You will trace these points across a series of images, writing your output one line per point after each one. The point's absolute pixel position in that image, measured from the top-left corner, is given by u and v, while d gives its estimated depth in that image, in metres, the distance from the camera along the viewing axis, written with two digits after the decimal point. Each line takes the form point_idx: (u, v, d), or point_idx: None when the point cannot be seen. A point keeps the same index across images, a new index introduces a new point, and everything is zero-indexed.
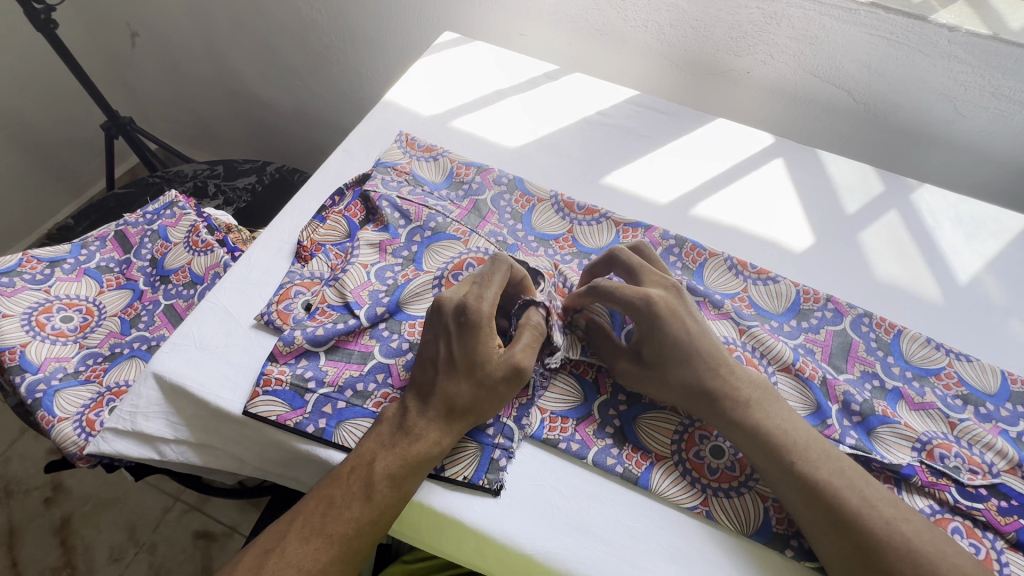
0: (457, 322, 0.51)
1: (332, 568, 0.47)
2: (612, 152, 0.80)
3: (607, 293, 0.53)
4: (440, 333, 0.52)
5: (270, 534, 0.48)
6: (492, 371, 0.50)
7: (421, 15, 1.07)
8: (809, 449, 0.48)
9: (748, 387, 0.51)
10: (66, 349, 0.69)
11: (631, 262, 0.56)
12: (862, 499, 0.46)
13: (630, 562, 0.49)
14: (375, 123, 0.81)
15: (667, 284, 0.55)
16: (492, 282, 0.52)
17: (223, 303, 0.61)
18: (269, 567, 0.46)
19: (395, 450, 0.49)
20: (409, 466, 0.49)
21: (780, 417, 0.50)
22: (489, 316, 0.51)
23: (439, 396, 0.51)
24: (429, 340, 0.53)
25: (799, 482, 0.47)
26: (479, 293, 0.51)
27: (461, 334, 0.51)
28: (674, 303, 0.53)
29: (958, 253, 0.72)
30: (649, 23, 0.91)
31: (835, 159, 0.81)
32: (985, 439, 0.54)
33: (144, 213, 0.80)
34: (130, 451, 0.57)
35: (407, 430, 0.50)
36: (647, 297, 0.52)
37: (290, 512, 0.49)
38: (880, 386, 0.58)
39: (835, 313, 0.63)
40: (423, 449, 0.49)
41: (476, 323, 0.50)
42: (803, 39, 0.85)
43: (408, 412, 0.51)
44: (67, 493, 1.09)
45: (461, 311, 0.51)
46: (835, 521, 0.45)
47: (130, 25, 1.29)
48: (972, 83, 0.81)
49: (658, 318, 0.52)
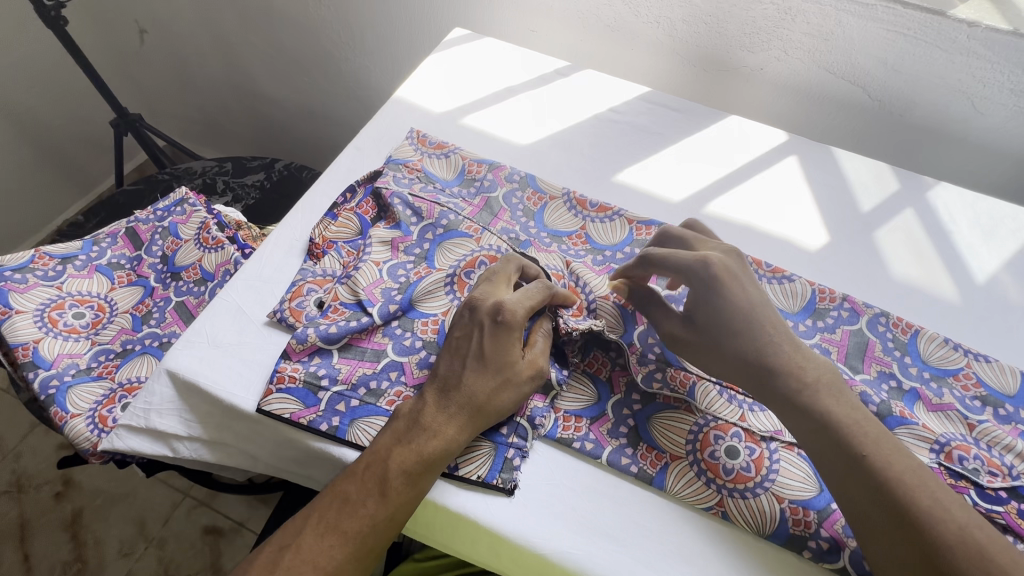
0: (493, 321, 0.51)
1: (347, 565, 0.47)
2: (623, 150, 0.80)
3: (660, 261, 0.55)
4: (473, 329, 0.52)
5: (285, 530, 0.48)
6: (516, 369, 0.51)
7: (430, 12, 1.06)
8: (879, 442, 0.47)
9: (818, 370, 0.51)
10: (78, 345, 0.69)
11: (683, 235, 0.59)
12: (933, 501, 0.44)
13: (645, 563, 0.49)
14: (385, 120, 0.81)
15: (725, 249, 0.57)
16: (532, 295, 0.53)
17: (236, 300, 0.61)
18: (284, 564, 0.46)
19: (410, 446, 0.49)
20: (424, 463, 0.48)
21: (846, 404, 0.49)
22: (521, 323, 0.51)
23: (460, 392, 0.50)
24: (456, 333, 0.53)
25: (869, 478, 0.45)
26: (517, 298, 0.52)
27: (496, 332, 0.51)
28: (732, 266, 0.54)
29: (975, 252, 0.71)
30: (661, 19, 0.91)
31: (849, 157, 0.80)
32: (1004, 441, 0.53)
33: (155, 209, 0.80)
34: (144, 447, 0.57)
35: (423, 426, 0.49)
36: (706, 261, 0.54)
37: (304, 509, 0.49)
38: (897, 387, 0.58)
39: (851, 313, 0.63)
40: (438, 446, 0.49)
41: (511, 325, 0.51)
42: (817, 35, 0.83)
43: (425, 408, 0.50)
44: (78, 489, 1.09)
45: (498, 311, 0.51)
46: (905, 521, 0.43)
47: (139, 22, 1.29)
48: (990, 79, 0.80)
49: (716, 279, 0.53)
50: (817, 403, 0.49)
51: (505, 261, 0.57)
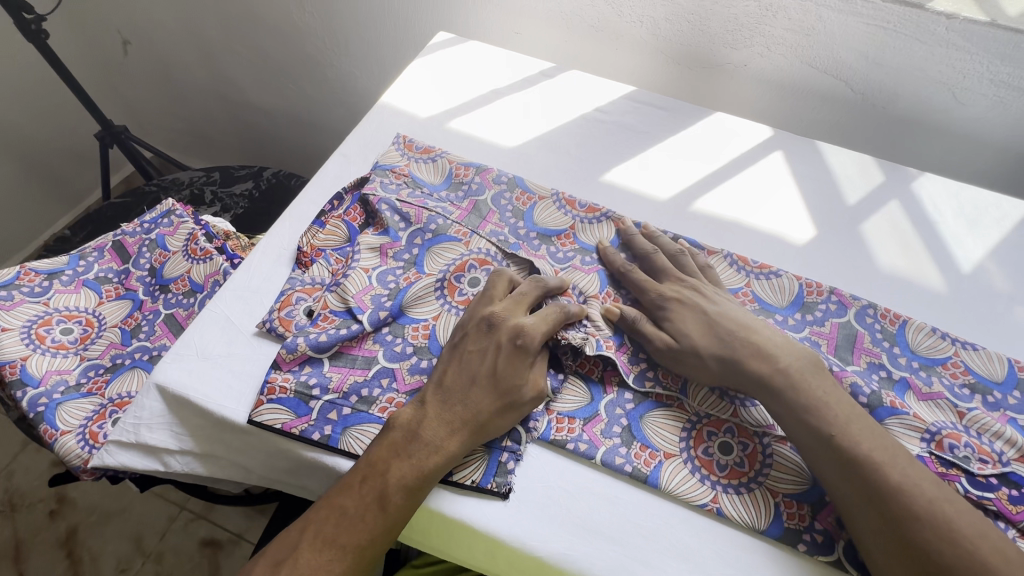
0: (512, 344, 0.53)
1: None
2: (610, 150, 0.80)
3: (625, 279, 0.63)
4: (489, 347, 0.53)
5: (280, 545, 0.48)
6: (521, 394, 0.51)
7: (414, 15, 1.06)
8: (850, 424, 0.49)
9: (790, 359, 0.52)
10: (67, 361, 0.68)
11: (655, 263, 0.64)
12: (903, 477, 0.46)
13: (642, 561, 0.49)
14: (371, 126, 0.80)
15: (683, 283, 0.61)
16: (548, 318, 0.54)
17: (225, 311, 0.61)
18: None
19: (411, 460, 0.49)
20: (424, 477, 0.49)
21: (820, 391, 0.51)
22: (538, 348, 0.53)
23: (463, 408, 0.51)
24: (467, 345, 0.54)
25: (841, 457, 0.48)
26: (535, 322, 0.54)
27: (514, 355, 0.52)
28: (685, 296, 0.59)
29: (961, 241, 0.72)
30: (644, 18, 0.91)
31: (834, 151, 0.81)
32: (994, 428, 0.54)
33: (142, 222, 0.80)
34: (135, 462, 0.57)
35: (424, 440, 0.49)
36: (659, 295, 0.60)
37: (300, 523, 0.48)
38: (887, 377, 0.58)
39: (839, 306, 0.63)
40: (438, 461, 0.49)
41: (529, 348, 0.52)
42: (799, 30, 0.84)
43: (425, 421, 0.50)
44: (72, 505, 1.08)
45: (518, 335, 0.53)
46: (875, 497, 0.46)
47: (122, 34, 1.29)
48: (971, 70, 0.80)
49: (667, 307, 0.59)
50: (792, 389, 0.51)
51: (496, 276, 0.58)
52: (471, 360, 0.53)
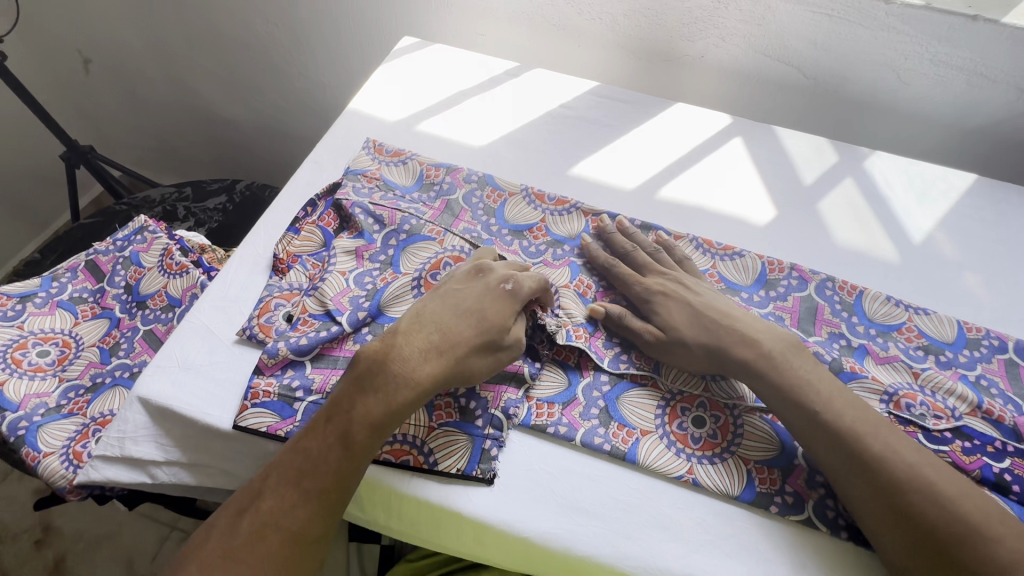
0: (500, 287, 0.55)
1: (310, 522, 0.48)
2: (577, 144, 0.82)
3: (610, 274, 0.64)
4: (478, 288, 0.56)
5: (244, 493, 0.49)
6: (500, 337, 0.54)
7: (379, 21, 1.07)
8: (809, 389, 0.52)
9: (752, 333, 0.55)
10: (45, 384, 0.68)
11: (638, 258, 0.65)
12: (864, 438, 0.50)
13: (625, 534, 0.51)
14: (341, 132, 0.81)
15: (665, 275, 0.63)
16: (535, 273, 0.58)
17: (204, 322, 0.61)
18: (245, 525, 0.47)
19: (381, 396, 0.50)
20: (392, 415, 0.50)
21: (783, 362, 0.54)
22: (528, 297, 0.56)
23: (438, 345, 0.52)
24: (447, 289, 0.56)
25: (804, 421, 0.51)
26: (526, 274, 0.57)
27: (500, 296, 0.55)
28: (671, 290, 0.61)
29: (911, 213, 0.76)
30: (603, 15, 0.94)
31: (790, 134, 0.85)
32: (946, 385, 0.57)
33: (115, 240, 0.80)
34: (121, 477, 0.57)
35: (396, 376, 0.50)
36: (645, 288, 0.62)
37: (264, 470, 0.49)
38: (847, 345, 0.61)
39: (799, 281, 0.66)
40: (408, 399, 0.50)
41: (517, 293, 0.55)
42: (751, 20, 0.88)
43: (397, 357, 0.51)
44: (59, 533, 1.07)
45: (508, 279, 0.56)
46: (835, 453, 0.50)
47: (83, 52, 1.27)
48: (912, 52, 0.85)
49: (654, 301, 0.61)
50: (756, 360, 0.54)
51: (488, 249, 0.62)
52: (443, 302, 0.55)
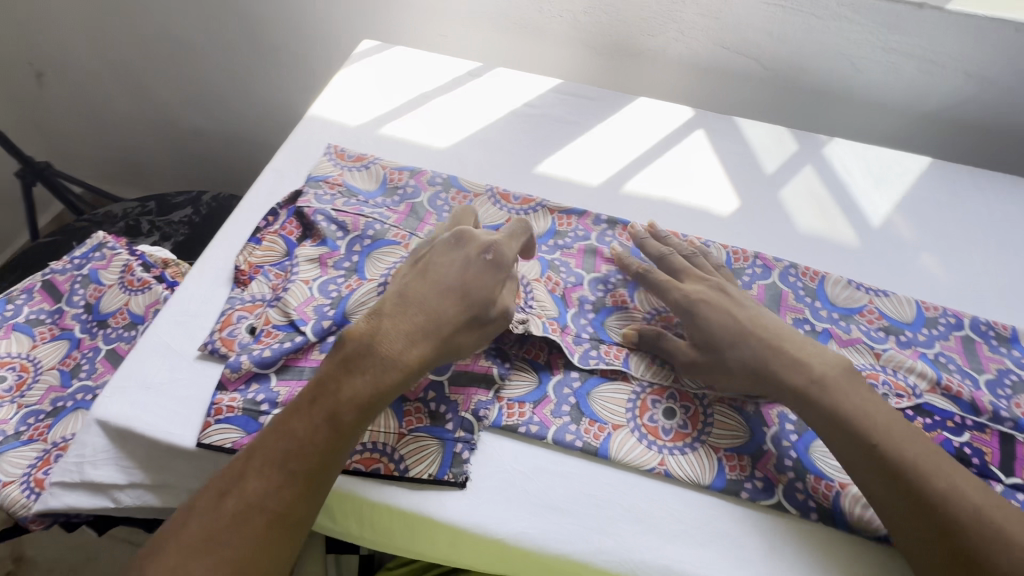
0: (483, 257, 0.53)
1: (297, 504, 0.47)
2: (542, 142, 0.82)
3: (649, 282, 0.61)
4: (460, 259, 0.53)
5: (225, 475, 0.47)
6: (487, 310, 0.52)
7: (340, 25, 1.06)
8: (773, 376, 0.53)
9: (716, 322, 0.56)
10: (2, 411, 0.66)
11: (674, 263, 0.63)
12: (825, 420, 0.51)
13: (598, 530, 0.51)
14: (302, 139, 0.80)
15: (708, 281, 0.60)
16: (515, 235, 0.55)
17: (164, 339, 0.60)
18: (228, 507, 0.45)
19: (368, 376, 0.49)
20: (380, 395, 0.49)
21: (748, 349, 0.55)
22: (511, 264, 0.54)
23: (424, 321, 0.51)
24: (430, 260, 0.54)
25: None
26: (506, 238, 0.55)
27: (484, 267, 0.53)
28: (712, 296, 0.58)
29: (869, 197, 0.78)
30: (564, 13, 0.94)
31: (751, 125, 0.86)
32: (906, 364, 0.58)
33: (72, 258, 0.77)
34: (82, 502, 0.55)
35: (383, 355, 0.50)
36: (684, 295, 0.59)
37: (247, 452, 0.48)
38: (812, 330, 0.62)
39: (763, 269, 0.68)
40: (397, 378, 0.50)
41: (501, 262, 0.53)
42: (708, 14, 0.89)
43: (383, 336, 0.50)
44: (31, 564, 1.03)
45: (490, 248, 0.53)
46: None
47: (33, 65, 1.23)
48: (863, 40, 0.87)
49: (696, 308, 0.58)
50: (722, 349, 0.55)
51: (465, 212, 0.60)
52: (426, 275, 0.53)
